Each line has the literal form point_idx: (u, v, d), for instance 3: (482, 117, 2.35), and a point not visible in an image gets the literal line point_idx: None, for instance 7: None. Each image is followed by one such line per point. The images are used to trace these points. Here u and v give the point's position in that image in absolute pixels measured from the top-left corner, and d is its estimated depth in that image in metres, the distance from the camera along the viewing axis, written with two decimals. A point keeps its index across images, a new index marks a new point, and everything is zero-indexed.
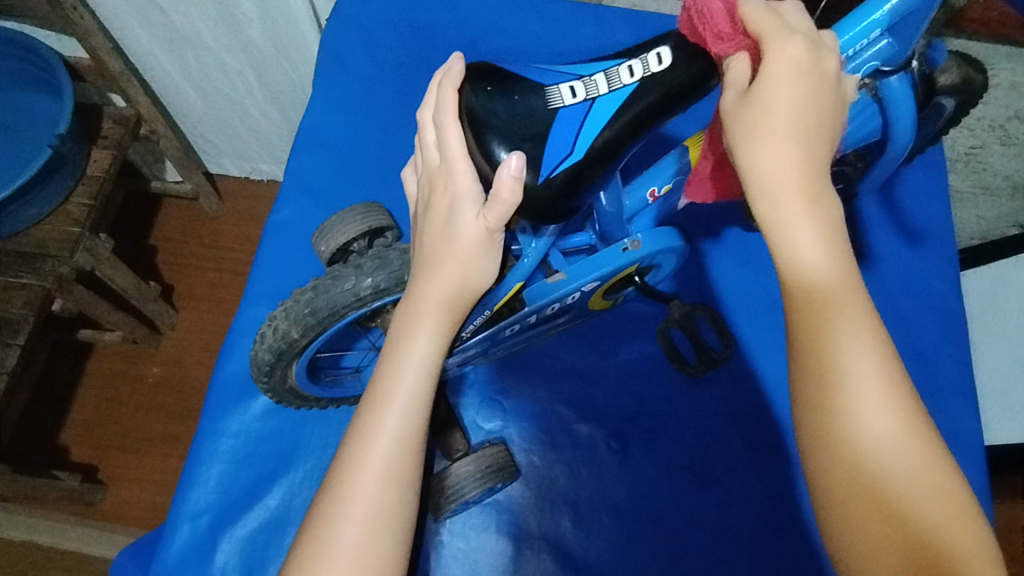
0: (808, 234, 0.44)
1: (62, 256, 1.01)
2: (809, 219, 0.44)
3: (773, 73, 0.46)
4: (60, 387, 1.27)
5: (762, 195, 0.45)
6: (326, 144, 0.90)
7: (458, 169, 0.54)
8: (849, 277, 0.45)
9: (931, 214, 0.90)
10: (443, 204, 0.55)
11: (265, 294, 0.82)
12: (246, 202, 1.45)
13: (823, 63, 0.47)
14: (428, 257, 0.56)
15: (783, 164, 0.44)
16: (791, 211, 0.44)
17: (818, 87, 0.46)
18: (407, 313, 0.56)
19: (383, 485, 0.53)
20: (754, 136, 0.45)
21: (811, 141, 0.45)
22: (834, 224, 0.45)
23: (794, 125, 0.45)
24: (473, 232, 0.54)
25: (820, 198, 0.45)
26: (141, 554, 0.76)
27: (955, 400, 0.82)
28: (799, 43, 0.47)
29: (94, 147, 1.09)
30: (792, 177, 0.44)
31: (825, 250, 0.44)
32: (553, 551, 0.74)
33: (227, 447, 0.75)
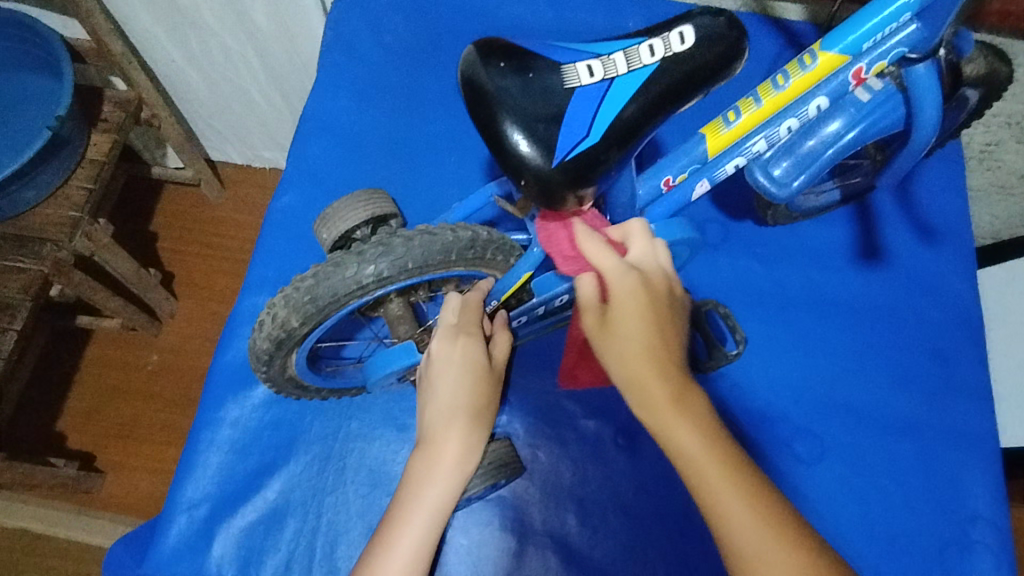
0: (625, 353, 0.51)
1: (61, 240, 0.99)
2: (640, 317, 0.52)
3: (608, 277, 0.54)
4: (58, 373, 1.26)
5: (619, 311, 0.53)
6: (329, 130, 0.88)
7: (457, 356, 0.61)
8: (687, 395, 0.50)
9: (948, 209, 0.88)
10: (433, 375, 0.61)
11: (266, 281, 0.80)
12: (248, 189, 1.43)
13: (653, 279, 0.55)
14: (435, 414, 0.60)
15: (625, 286, 0.53)
16: (659, 408, 0.49)
17: (646, 281, 0.54)
18: (424, 446, 0.59)
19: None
20: (609, 346, 0.53)
21: (653, 311, 0.53)
22: (674, 371, 0.51)
23: (630, 313, 0.52)
24: (459, 404, 0.60)
25: (652, 346, 0.51)
26: (136, 543, 0.74)
27: (970, 400, 0.80)
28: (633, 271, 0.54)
29: (94, 130, 1.06)
30: (638, 302, 0.53)
31: (661, 382, 0.50)
32: (557, 549, 0.73)
33: (225, 436, 0.74)
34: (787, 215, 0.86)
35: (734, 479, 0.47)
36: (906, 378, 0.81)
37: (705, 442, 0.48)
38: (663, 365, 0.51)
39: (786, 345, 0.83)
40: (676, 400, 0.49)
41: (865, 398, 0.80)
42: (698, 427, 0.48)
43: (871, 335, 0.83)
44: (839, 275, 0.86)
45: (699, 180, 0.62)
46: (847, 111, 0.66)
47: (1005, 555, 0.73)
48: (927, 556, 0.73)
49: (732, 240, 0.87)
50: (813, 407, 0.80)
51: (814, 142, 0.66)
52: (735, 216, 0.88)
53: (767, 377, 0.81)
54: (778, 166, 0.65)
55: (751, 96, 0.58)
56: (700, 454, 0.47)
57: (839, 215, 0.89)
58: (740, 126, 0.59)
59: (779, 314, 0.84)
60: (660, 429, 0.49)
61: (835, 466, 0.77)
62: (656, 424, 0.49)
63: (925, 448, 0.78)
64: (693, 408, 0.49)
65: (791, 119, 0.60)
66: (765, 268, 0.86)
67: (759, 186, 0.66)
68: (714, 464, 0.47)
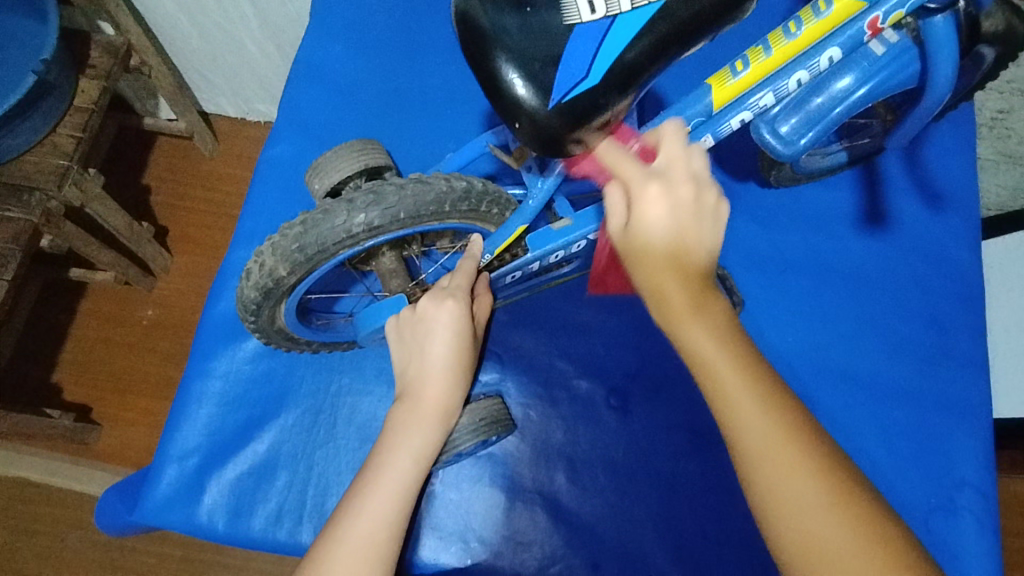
0: (655, 270, 0.44)
1: (49, 189, 0.96)
2: (665, 230, 0.44)
3: (638, 198, 0.45)
4: (53, 325, 1.25)
5: (640, 224, 0.45)
6: (322, 79, 0.85)
7: (432, 319, 0.61)
8: (709, 299, 0.44)
9: (954, 176, 0.86)
10: (418, 332, 0.61)
11: (256, 233, 0.79)
12: (242, 142, 1.39)
13: (680, 188, 0.45)
14: (420, 369, 0.61)
15: (650, 209, 0.45)
16: (673, 311, 0.44)
17: (672, 192, 0.45)
18: (407, 402, 0.60)
19: (379, 525, 0.54)
20: (636, 262, 0.45)
21: (683, 225, 0.44)
22: (693, 279, 0.44)
23: (662, 229, 0.44)
24: (444, 365, 0.61)
25: (680, 251, 0.44)
26: (127, 490, 0.74)
27: (966, 369, 0.80)
28: (653, 182, 0.45)
29: (82, 77, 1.02)
30: (660, 220, 0.44)
31: (681, 289, 0.44)
32: (546, 505, 0.73)
33: (216, 388, 0.74)
34: (791, 176, 0.84)
35: (751, 380, 0.43)
36: (903, 345, 0.81)
37: (724, 351, 0.43)
38: (684, 268, 0.44)
39: (783, 310, 0.82)
40: (696, 306, 0.44)
41: (860, 364, 0.80)
42: (725, 339, 0.44)
43: (871, 301, 0.82)
44: (841, 240, 0.85)
45: (704, 136, 0.59)
46: (859, 66, 0.63)
47: (990, 521, 0.73)
48: (914, 521, 0.74)
49: (733, 201, 0.85)
50: (807, 372, 0.79)
51: (819, 101, 0.63)
52: (738, 176, 0.86)
53: (763, 341, 0.80)
54: (786, 123, 0.63)
55: (760, 45, 0.56)
56: (719, 362, 0.43)
57: (843, 179, 0.87)
58: (749, 77, 0.56)
59: (778, 278, 0.83)
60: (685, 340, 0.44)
61: (827, 430, 0.77)
62: (681, 336, 0.44)
63: (918, 415, 0.78)
64: (710, 313, 0.44)
65: (801, 71, 0.57)
66: (765, 230, 0.85)
67: (765, 143, 0.64)
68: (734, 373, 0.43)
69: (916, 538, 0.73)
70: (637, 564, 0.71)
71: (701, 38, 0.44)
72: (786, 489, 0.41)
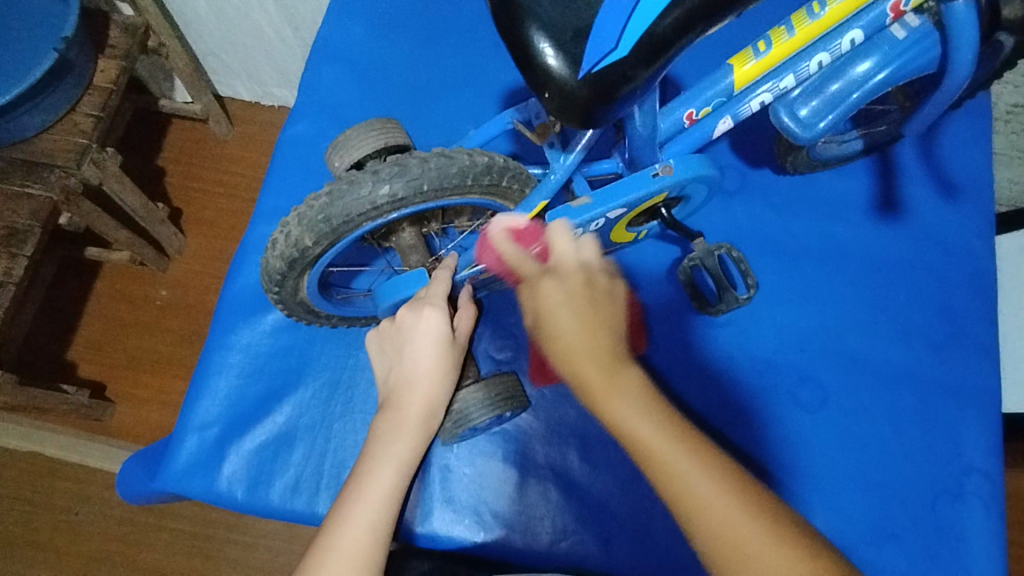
0: (578, 362, 0.55)
1: (68, 166, 0.91)
2: (570, 315, 0.57)
3: (542, 298, 0.59)
4: (66, 306, 1.21)
5: (548, 310, 0.58)
6: (342, 59, 0.86)
7: (408, 331, 0.64)
8: (619, 373, 0.54)
9: (969, 166, 0.87)
10: (396, 340, 0.65)
11: (276, 210, 0.80)
12: (257, 127, 1.37)
13: (573, 276, 0.59)
14: (405, 374, 0.64)
15: (559, 300, 0.58)
16: (594, 389, 0.53)
17: (566, 285, 0.59)
18: (389, 409, 0.64)
19: (383, 492, 0.59)
20: (565, 360, 0.56)
21: (589, 315, 0.57)
22: (608, 355, 0.55)
23: (573, 325, 0.56)
24: (425, 370, 0.63)
25: (590, 338, 0.56)
26: (149, 458, 0.76)
27: (977, 357, 0.80)
28: (549, 275, 0.59)
29: (100, 56, 0.97)
30: (562, 303, 0.58)
31: (595, 370, 0.54)
32: (557, 482, 0.74)
33: (236, 360, 0.75)
34: (807, 163, 0.84)
35: (681, 449, 0.50)
36: (915, 332, 0.81)
37: (647, 420, 0.51)
38: (594, 350, 0.55)
39: (796, 296, 0.82)
40: (611, 382, 0.53)
41: (871, 350, 0.80)
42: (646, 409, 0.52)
43: (885, 288, 0.83)
44: (855, 228, 0.85)
45: (721, 117, 0.61)
46: (881, 49, 0.63)
47: (996, 507, 0.74)
48: (921, 506, 0.75)
49: (747, 186, 0.86)
50: (818, 357, 0.80)
51: (837, 87, 0.63)
52: (753, 163, 0.87)
53: (774, 326, 0.81)
54: (806, 105, 0.64)
55: (784, 25, 0.57)
56: (647, 432, 0.50)
57: (858, 167, 0.87)
58: (770, 57, 0.57)
59: (791, 264, 0.84)
60: (614, 417, 0.52)
61: (837, 415, 0.78)
62: (609, 413, 0.52)
63: (927, 401, 0.79)
64: (625, 381, 0.53)
65: (823, 53, 0.58)
66: (779, 217, 0.85)
67: (783, 127, 0.64)
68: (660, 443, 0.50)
69: (923, 523, 0.74)
70: (647, 539, 0.72)
71: (731, 12, 0.45)
72: (731, 538, 0.46)
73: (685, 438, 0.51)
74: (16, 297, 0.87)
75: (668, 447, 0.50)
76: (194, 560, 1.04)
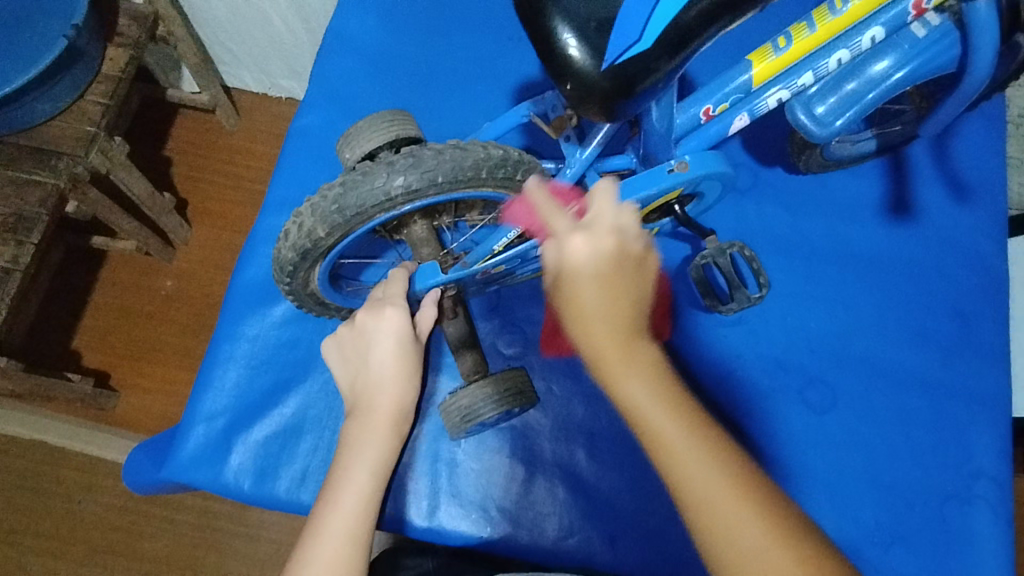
0: (590, 321, 0.49)
1: (76, 154, 0.89)
2: (592, 281, 0.49)
3: (568, 253, 0.51)
4: (71, 295, 1.20)
5: (569, 274, 0.50)
6: (355, 51, 0.85)
7: (372, 332, 0.64)
8: (633, 343, 0.48)
9: (983, 170, 0.86)
10: (359, 345, 0.64)
11: (286, 201, 0.80)
12: (264, 119, 1.36)
13: (604, 238, 0.51)
14: (368, 376, 0.63)
15: (587, 256, 0.50)
16: (604, 357, 0.48)
17: (598, 246, 0.50)
18: (356, 414, 0.62)
19: (366, 492, 0.58)
20: (580, 321, 0.49)
21: (614, 283, 0.49)
22: (624, 327, 0.49)
23: (595, 289, 0.49)
24: (389, 374, 0.63)
25: (616, 290, 0.49)
26: (155, 448, 0.76)
27: (987, 361, 0.80)
28: (579, 234, 0.51)
29: (109, 44, 0.96)
30: (585, 270, 0.50)
31: (608, 335, 0.48)
32: (564, 478, 0.74)
33: (244, 351, 0.75)
34: (821, 162, 0.83)
35: (692, 436, 0.45)
36: (926, 335, 0.81)
37: (650, 389, 0.47)
38: (616, 317, 0.48)
39: (806, 298, 0.82)
40: (623, 349, 0.48)
41: (881, 353, 0.80)
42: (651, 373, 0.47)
43: (896, 290, 0.82)
44: (867, 229, 0.85)
45: (738, 114, 0.61)
46: (899, 48, 0.63)
47: (1004, 511, 0.74)
48: (928, 509, 0.74)
49: (758, 185, 0.86)
50: (828, 358, 0.80)
51: (852, 86, 0.63)
52: (766, 162, 0.86)
53: (784, 326, 0.81)
54: (823, 104, 0.63)
55: (804, 22, 0.56)
56: (649, 401, 0.46)
57: (871, 168, 0.87)
58: (789, 53, 0.57)
59: (802, 264, 0.83)
60: (613, 383, 0.47)
61: (845, 417, 0.78)
62: (610, 379, 0.47)
63: (937, 405, 0.78)
64: (642, 364, 0.48)
65: (842, 50, 0.58)
66: (791, 217, 0.85)
67: (799, 125, 0.64)
68: (662, 414, 0.46)
69: (930, 526, 0.73)
70: (654, 537, 0.72)
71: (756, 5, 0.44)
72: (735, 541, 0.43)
73: (688, 417, 0.46)
74: (21, 287, 0.86)
75: (681, 433, 0.45)
76: (196, 551, 1.03)
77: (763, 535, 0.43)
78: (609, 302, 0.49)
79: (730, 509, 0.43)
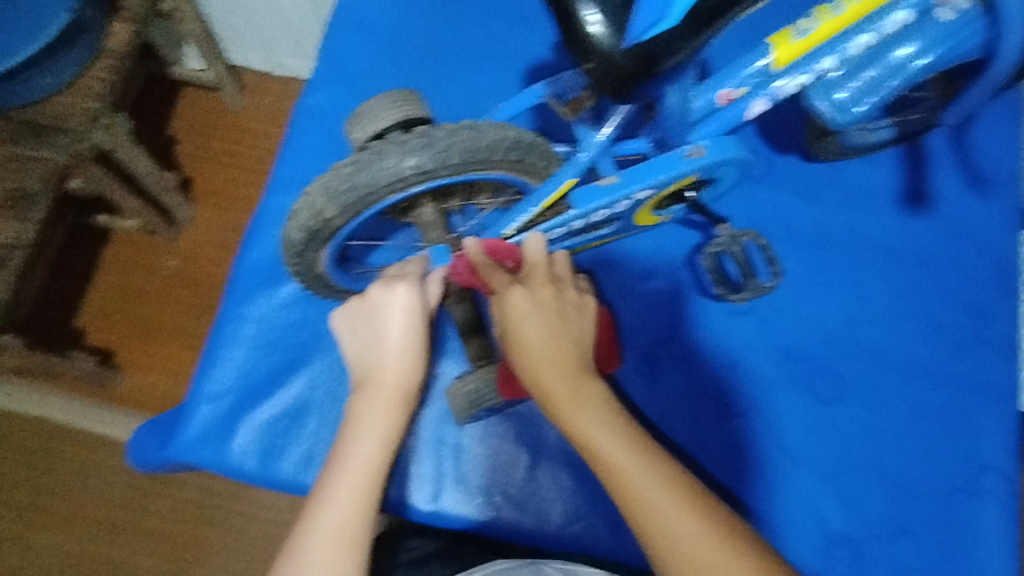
0: (538, 373, 0.55)
1: (80, 130, 0.88)
2: (535, 323, 0.57)
3: (511, 303, 0.58)
4: (75, 272, 1.19)
5: (513, 325, 0.57)
6: (364, 29, 0.84)
7: (387, 311, 0.61)
8: (582, 382, 0.55)
9: (1000, 162, 0.85)
10: (372, 319, 0.62)
11: (292, 181, 0.78)
12: (269, 98, 1.34)
13: (541, 288, 0.59)
14: (376, 352, 0.61)
15: (528, 308, 0.58)
16: (558, 403, 0.53)
17: (535, 294, 0.58)
18: (363, 388, 0.60)
19: (376, 469, 0.57)
20: (529, 375, 0.56)
21: (556, 330, 0.57)
22: (572, 368, 0.55)
23: (541, 346, 0.56)
24: (399, 348, 0.61)
25: (555, 343, 0.56)
26: (160, 428, 0.76)
27: (999, 354, 0.79)
28: (519, 287, 0.59)
29: (114, 18, 0.93)
30: (530, 312, 0.57)
31: (558, 381, 0.54)
32: (569, 464, 0.74)
33: (250, 332, 0.74)
34: (836, 150, 0.82)
35: (638, 454, 0.50)
36: (937, 328, 0.80)
37: (606, 426, 0.52)
38: (558, 366, 0.55)
39: (818, 288, 0.81)
40: (573, 393, 0.54)
41: (893, 344, 0.79)
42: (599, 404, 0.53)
43: (909, 280, 0.81)
44: (881, 219, 0.83)
45: (757, 98, 0.59)
46: (927, 32, 0.61)
47: (1011, 505, 0.73)
48: (935, 502, 0.74)
49: (771, 172, 0.84)
50: (839, 349, 0.79)
51: (870, 75, 0.62)
52: (781, 150, 0.85)
53: (794, 316, 0.80)
54: (842, 89, 0.62)
55: (829, 4, 0.56)
56: (604, 436, 0.51)
57: (888, 156, 0.85)
58: (814, 36, 0.56)
59: (814, 253, 0.82)
60: (572, 424, 0.53)
61: (854, 408, 0.77)
62: (568, 419, 0.53)
63: (948, 397, 0.77)
64: (588, 398, 0.54)
65: (869, 34, 0.58)
66: (805, 205, 0.83)
67: (819, 112, 0.63)
68: (622, 446, 0.51)
69: (936, 519, 0.73)
70: None
71: None
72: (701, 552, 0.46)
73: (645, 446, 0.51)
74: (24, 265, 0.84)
75: (630, 461, 0.50)
76: (199, 529, 1.04)
77: (716, 545, 0.46)
78: (551, 340, 0.56)
79: (680, 515, 0.47)
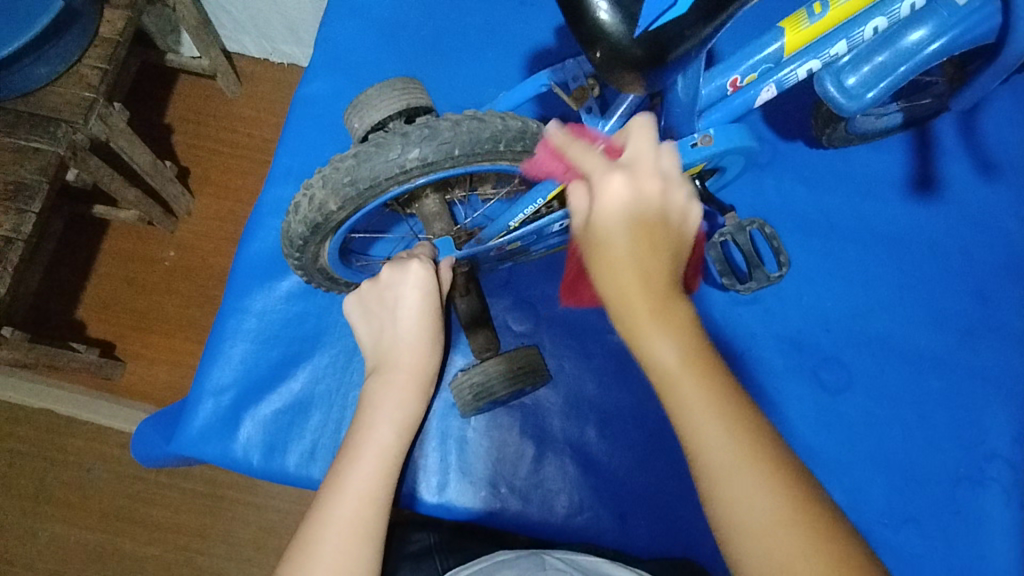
0: (622, 277, 0.47)
1: (75, 121, 0.86)
2: (625, 229, 0.48)
3: (603, 195, 0.50)
4: (74, 265, 1.18)
5: (601, 223, 0.49)
6: (362, 16, 0.82)
7: (399, 291, 0.61)
8: (670, 303, 0.47)
9: (1009, 147, 0.84)
10: (386, 300, 0.62)
11: (292, 172, 0.77)
12: (266, 86, 1.32)
13: (645, 181, 0.50)
14: (389, 348, 0.62)
15: (616, 208, 0.49)
16: (635, 321, 0.46)
17: (635, 194, 0.49)
18: (382, 371, 0.61)
19: (383, 464, 0.56)
20: (607, 271, 0.48)
21: (649, 237, 0.48)
22: (659, 283, 0.47)
23: (634, 248, 0.48)
24: (415, 331, 0.61)
25: (648, 244, 0.48)
26: (163, 423, 0.76)
27: (1006, 342, 0.78)
28: (619, 174, 0.50)
29: (106, 5, 0.91)
30: (622, 213, 0.49)
31: (644, 294, 0.47)
32: (575, 456, 0.74)
33: (252, 326, 0.74)
34: (843, 137, 0.81)
35: (705, 385, 0.44)
36: (945, 315, 0.79)
37: (683, 352, 0.45)
38: (648, 283, 0.47)
39: (824, 277, 0.80)
40: (657, 314, 0.46)
41: (899, 333, 0.79)
42: (671, 325, 0.46)
43: (916, 267, 0.81)
44: (889, 206, 0.82)
45: (766, 84, 0.58)
46: (939, 16, 0.59)
47: (1017, 493, 0.73)
48: (941, 490, 0.74)
49: (776, 158, 0.83)
50: (845, 338, 0.78)
51: (882, 60, 0.59)
52: (787, 136, 0.84)
53: (800, 305, 0.79)
54: (853, 75, 0.60)
55: None
56: (676, 362, 0.44)
57: (895, 142, 0.84)
58: (823, 21, 0.56)
59: (821, 241, 0.81)
60: (644, 339, 0.46)
61: (860, 397, 0.77)
62: (642, 336, 0.46)
63: (954, 386, 0.77)
64: (675, 317, 0.46)
65: (879, 18, 0.58)
66: (811, 192, 0.82)
67: (826, 96, 0.61)
68: (689, 378, 0.44)
69: (943, 507, 0.73)
70: (664, 515, 0.72)
71: None
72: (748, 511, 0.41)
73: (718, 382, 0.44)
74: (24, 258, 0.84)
75: (697, 392, 0.44)
76: (206, 519, 1.04)
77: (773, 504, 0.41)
78: (642, 238, 0.48)
79: (741, 467, 0.41)
